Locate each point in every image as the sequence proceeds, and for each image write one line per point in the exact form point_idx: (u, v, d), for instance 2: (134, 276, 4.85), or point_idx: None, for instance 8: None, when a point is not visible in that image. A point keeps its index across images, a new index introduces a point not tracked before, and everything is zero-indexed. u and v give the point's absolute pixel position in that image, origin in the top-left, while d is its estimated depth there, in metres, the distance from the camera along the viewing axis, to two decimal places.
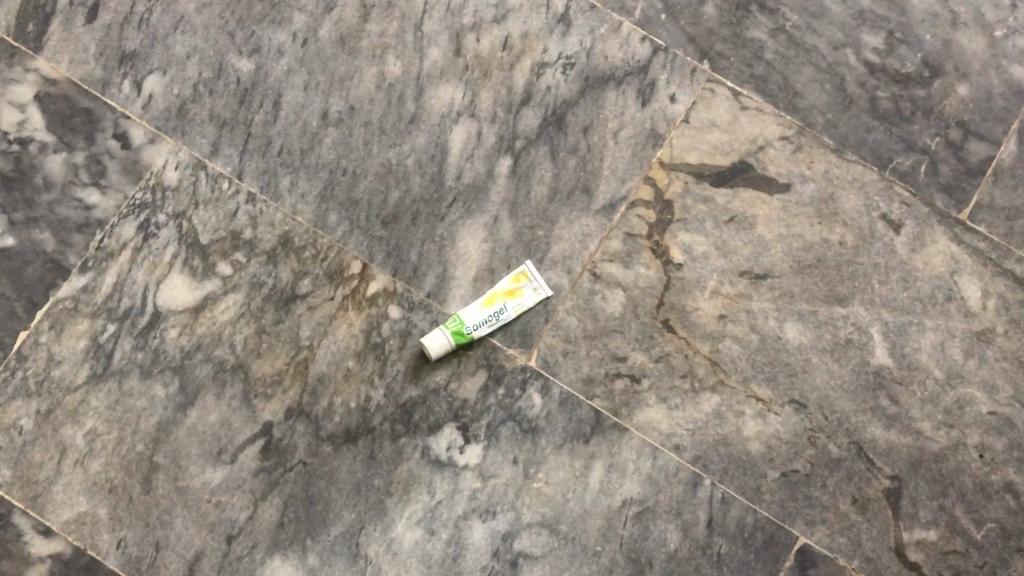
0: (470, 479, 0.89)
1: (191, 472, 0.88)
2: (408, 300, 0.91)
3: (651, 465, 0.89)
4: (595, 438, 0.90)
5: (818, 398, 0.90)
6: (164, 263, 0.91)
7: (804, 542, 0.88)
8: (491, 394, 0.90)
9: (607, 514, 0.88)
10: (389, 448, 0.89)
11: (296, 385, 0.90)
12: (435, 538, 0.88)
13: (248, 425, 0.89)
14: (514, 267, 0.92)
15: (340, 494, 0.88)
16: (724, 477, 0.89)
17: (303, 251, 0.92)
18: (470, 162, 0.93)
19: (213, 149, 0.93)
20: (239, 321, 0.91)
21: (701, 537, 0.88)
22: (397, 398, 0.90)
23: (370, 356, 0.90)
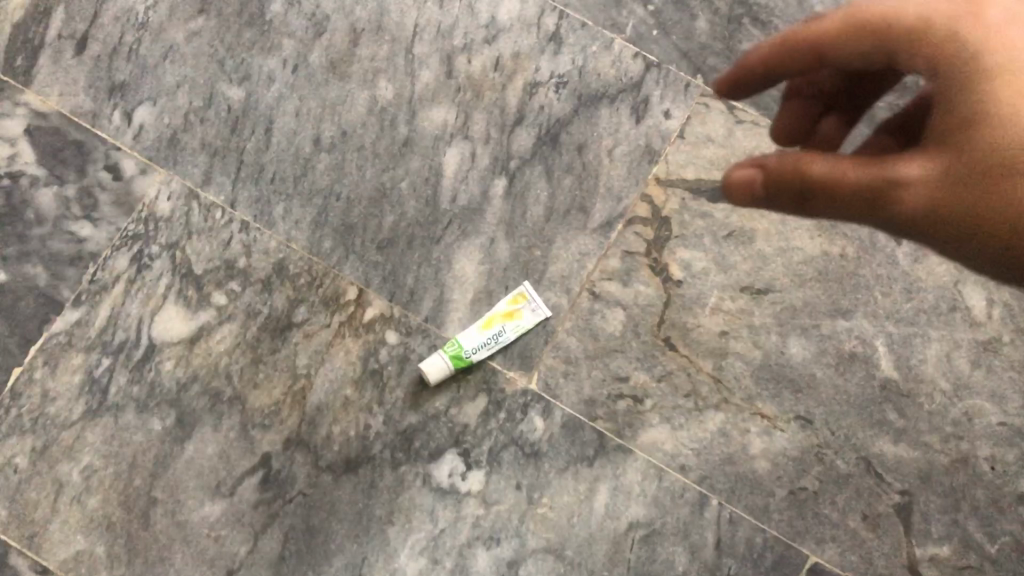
0: (473, 505, 0.87)
1: (189, 506, 0.87)
2: (405, 325, 0.90)
3: (657, 487, 0.88)
4: (599, 460, 0.88)
5: (824, 413, 0.88)
6: (158, 295, 0.90)
7: (815, 561, 0.86)
8: (492, 419, 0.89)
9: (613, 538, 0.87)
10: (390, 476, 0.88)
11: (294, 414, 0.89)
12: (439, 567, 0.86)
13: (246, 457, 0.88)
14: (512, 289, 0.91)
15: (342, 525, 0.87)
16: (731, 496, 0.87)
17: (298, 278, 0.91)
18: (465, 183, 0.93)
19: (206, 179, 0.93)
20: (234, 352, 0.89)
21: (709, 559, 0.86)
22: (397, 425, 0.89)
23: (368, 383, 0.89)
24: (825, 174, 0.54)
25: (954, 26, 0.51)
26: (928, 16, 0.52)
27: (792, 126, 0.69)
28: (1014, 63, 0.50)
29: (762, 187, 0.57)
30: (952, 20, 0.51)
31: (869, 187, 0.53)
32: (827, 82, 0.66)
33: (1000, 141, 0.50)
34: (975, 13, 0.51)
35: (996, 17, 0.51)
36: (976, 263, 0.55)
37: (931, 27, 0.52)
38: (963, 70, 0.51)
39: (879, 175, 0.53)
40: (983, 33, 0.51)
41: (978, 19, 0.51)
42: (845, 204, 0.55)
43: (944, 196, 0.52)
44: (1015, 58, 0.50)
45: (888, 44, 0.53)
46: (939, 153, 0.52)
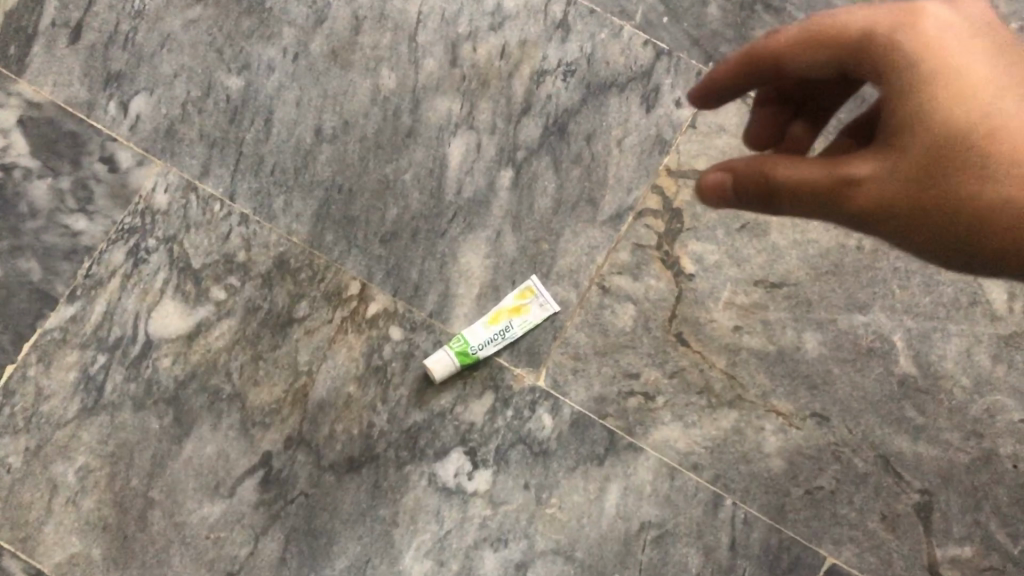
0: (480, 506, 0.85)
1: (187, 507, 0.84)
2: (409, 320, 0.88)
3: (669, 486, 0.85)
4: (610, 459, 0.86)
5: (841, 410, 0.86)
6: (155, 290, 0.88)
7: (833, 562, 0.84)
8: (499, 417, 0.86)
9: (625, 539, 0.84)
10: (394, 476, 0.85)
11: (295, 412, 0.86)
12: (445, 569, 0.84)
13: (246, 456, 0.85)
14: (520, 283, 0.88)
15: (345, 526, 0.84)
16: (746, 496, 0.85)
17: (299, 273, 0.88)
18: (470, 175, 0.90)
19: (204, 170, 0.90)
20: (234, 348, 0.87)
21: (724, 560, 0.84)
22: (401, 423, 0.86)
23: (371, 381, 0.87)
24: (790, 178, 0.56)
25: (893, 38, 0.54)
26: (872, 29, 0.55)
27: (763, 132, 0.70)
28: (946, 67, 0.54)
29: (733, 191, 0.59)
30: (891, 31, 0.54)
31: (825, 190, 0.56)
32: (790, 90, 0.68)
33: (936, 140, 0.54)
34: (911, 24, 0.54)
35: (929, 28, 0.55)
36: (923, 249, 0.59)
37: (873, 39, 0.55)
38: (901, 78, 0.54)
39: (833, 175, 0.56)
40: (918, 42, 0.54)
41: (914, 30, 0.54)
42: (808, 205, 0.57)
43: (888, 192, 0.55)
44: (945, 64, 0.54)
45: (842, 54, 0.56)
46: (883, 154, 0.56)
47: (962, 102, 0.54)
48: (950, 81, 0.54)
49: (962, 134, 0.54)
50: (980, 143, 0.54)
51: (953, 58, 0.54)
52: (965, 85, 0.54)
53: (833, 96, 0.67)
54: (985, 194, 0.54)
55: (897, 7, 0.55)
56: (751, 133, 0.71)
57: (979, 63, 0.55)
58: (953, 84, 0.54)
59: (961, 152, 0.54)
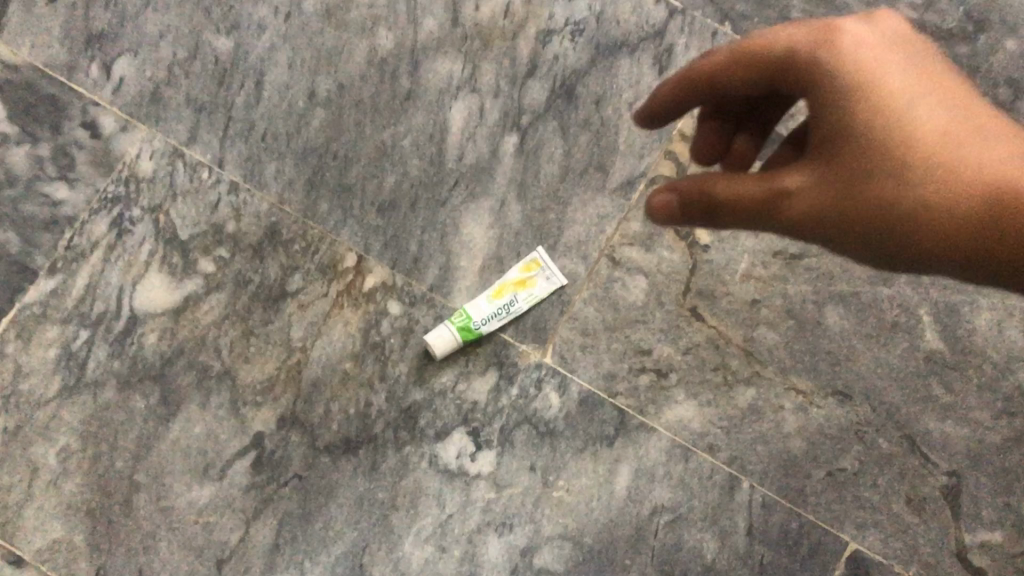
0: (483, 489, 0.80)
1: (175, 491, 0.80)
2: (409, 294, 0.83)
3: (683, 468, 0.81)
4: (620, 439, 0.81)
5: (864, 387, 0.81)
6: (140, 263, 0.83)
7: (855, 548, 0.80)
8: (504, 395, 0.82)
9: (636, 524, 0.80)
10: (393, 457, 0.81)
11: (289, 391, 0.82)
12: (447, 555, 0.80)
13: (237, 437, 0.81)
14: (525, 255, 0.83)
15: (341, 511, 0.80)
16: (764, 478, 0.81)
17: (292, 244, 0.84)
18: (472, 140, 0.85)
19: (191, 136, 0.85)
20: (223, 323, 0.82)
21: (741, 546, 0.80)
22: (401, 402, 0.82)
23: (369, 358, 0.82)
24: (727, 194, 0.56)
25: (815, 55, 0.53)
26: (793, 47, 0.53)
27: (711, 148, 0.67)
28: (869, 79, 0.53)
29: (678, 211, 0.58)
30: (812, 49, 0.53)
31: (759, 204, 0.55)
32: (732, 104, 0.64)
33: (863, 151, 0.53)
34: (832, 39, 0.53)
35: (850, 42, 0.53)
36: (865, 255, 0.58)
37: (796, 57, 0.53)
38: (827, 93, 0.53)
39: (766, 189, 0.55)
40: (840, 57, 0.53)
41: (834, 47, 0.53)
42: (749, 218, 0.56)
43: (823, 204, 0.54)
44: (868, 75, 0.53)
45: (768, 72, 0.55)
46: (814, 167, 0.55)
47: (888, 112, 0.53)
48: (874, 93, 0.53)
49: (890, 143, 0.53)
50: (907, 150, 0.53)
51: (875, 68, 0.53)
52: (887, 95, 0.53)
53: (776, 105, 0.64)
54: (914, 199, 0.53)
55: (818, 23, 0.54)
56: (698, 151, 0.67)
57: (899, 71, 0.54)
58: (877, 94, 0.53)
59: (889, 160, 0.53)
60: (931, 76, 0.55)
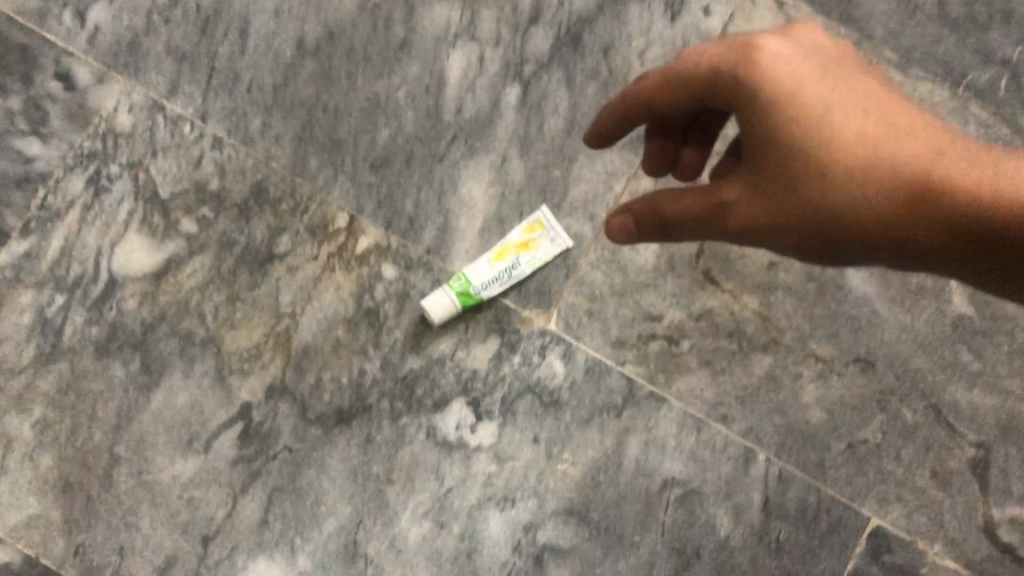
0: (484, 462, 0.76)
1: (158, 464, 0.75)
2: (404, 257, 0.78)
3: (695, 440, 0.76)
4: (629, 410, 0.77)
5: (887, 355, 0.77)
6: (119, 223, 0.78)
7: (877, 524, 0.75)
8: (506, 363, 0.77)
9: (645, 498, 0.76)
10: (388, 429, 0.76)
11: (277, 358, 0.77)
12: (446, 532, 0.75)
13: (223, 407, 0.76)
14: (528, 215, 0.78)
15: (334, 485, 0.76)
16: (781, 451, 0.76)
17: (280, 204, 0.79)
18: (471, 92, 0.80)
19: (172, 88, 0.80)
20: (208, 288, 0.78)
21: (756, 522, 0.75)
22: (396, 370, 0.77)
23: (363, 324, 0.77)
24: (677, 212, 0.55)
25: (739, 70, 0.52)
26: (716, 65, 0.53)
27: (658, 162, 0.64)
28: (795, 90, 0.52)
29: (636, 232, 0.58)
30: (735, 65, 0.52)
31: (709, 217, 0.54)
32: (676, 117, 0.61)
33: (799, 160, 0.52)
34: (752, 53, 0.52)
35: (771, 53, 0.53)
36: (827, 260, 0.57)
37: (720, 75, 0.53)
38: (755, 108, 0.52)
39: (710, 202, 0.54)
40: (765, 69, 0.52)
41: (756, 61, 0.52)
42: (703, 231, 0.56)
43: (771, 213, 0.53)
44: (792, 85, 0.52)
45: (699, 92, 0.54)
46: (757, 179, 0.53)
47: (818, 119, 0.52)
48: (800, 103, 0.52)
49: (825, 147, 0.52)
50: (837, 155, 0.52)
51: (800, 77, 0.52)
52: (810, 105, 0.52)
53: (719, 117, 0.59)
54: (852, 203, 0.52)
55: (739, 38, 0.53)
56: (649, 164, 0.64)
57: (823, 79, 0.53)
58: (805, 103, 0.52)
59: (826, 165, 0.52)
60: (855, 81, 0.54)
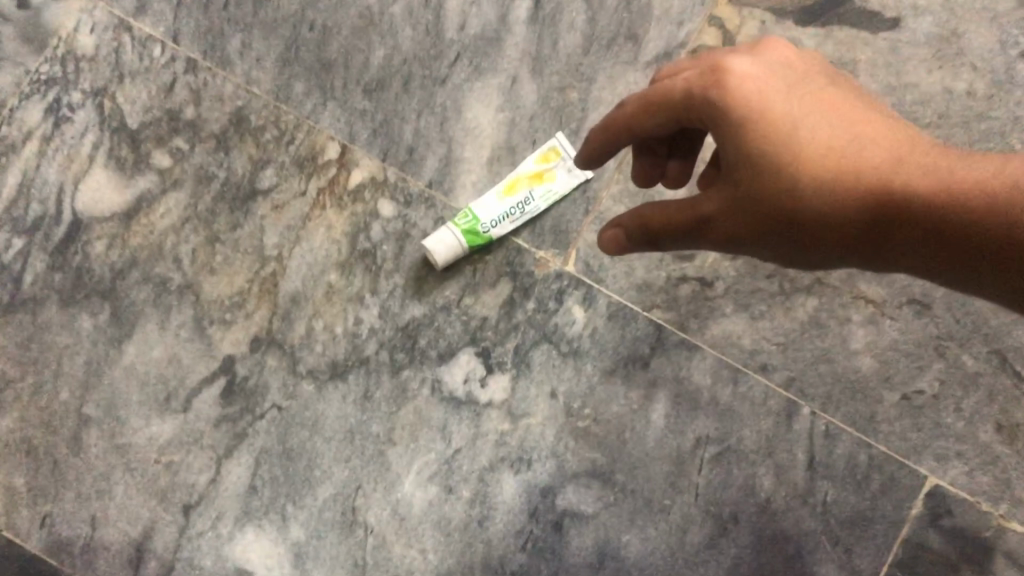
0: (495, 420, 0.68)
1: (132, 426, 0.67)
2: (403, 192, 0.70)
3: (732, 393, 0.68)
4: (657, 360, 0.69)
5: (945, 295, 0.68)
6: (82, 157, 0.70)
7: (934, 483, 0.67)
8: (519, 310, 0.69)
9: (676, 458, 0.68)
10: (388, 383, 0.68)
11: (263, 306, 0.69)
12: (454, 497, 0.67)
13: (203, 361, 0.68)
14: (540, 144, 0.70)
15: (328, 447, 0.68)
16: (827, 404, 0.68)
17: (263, 134, 0.70)
18: (476, 6, 0.71)
19: (139, 6, 0.71)
20: (184, 229, 0.69)
21: (800, 483, 0.68)
22: (397, 319, 0.69)
23: (358, 267, 0.69)
24: (662, 224, 0.51)
25: (710, 91, 0.47)
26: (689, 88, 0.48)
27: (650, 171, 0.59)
28: (772, 108, 0.47)
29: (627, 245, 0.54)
30: (704, 87, 0.48)
31: (693, 228, 0.50)
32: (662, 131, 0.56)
33: (781, 179, 0.47)
34: (723, 75, 0.48)
35: (744, 71, 0.48)
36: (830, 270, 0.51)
37: (692, 97, 0.48)
38: (729, 129, 0.47)
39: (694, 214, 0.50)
40: (737, 88, 0.47)
41: (727, 80, 0.47)
42: (691, 241, 0.51)
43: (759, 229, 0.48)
44: (769, 105, 0.47)
45: (677, 116, 0.49)
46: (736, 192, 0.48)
47: (799, 136, 0.47)
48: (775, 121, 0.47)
49: (810, 166, 0.46)
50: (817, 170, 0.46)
51: (777, 95, 0.48)
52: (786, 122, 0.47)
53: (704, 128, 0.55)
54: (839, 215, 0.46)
55: (710, 60, 0.49)
56: (640, 179, 0.59)
57: (802, 96, 0.48)
58: (784, 121, 0.47)
59: (812, 181, 0.46)
60: (843, 96, 0.49)
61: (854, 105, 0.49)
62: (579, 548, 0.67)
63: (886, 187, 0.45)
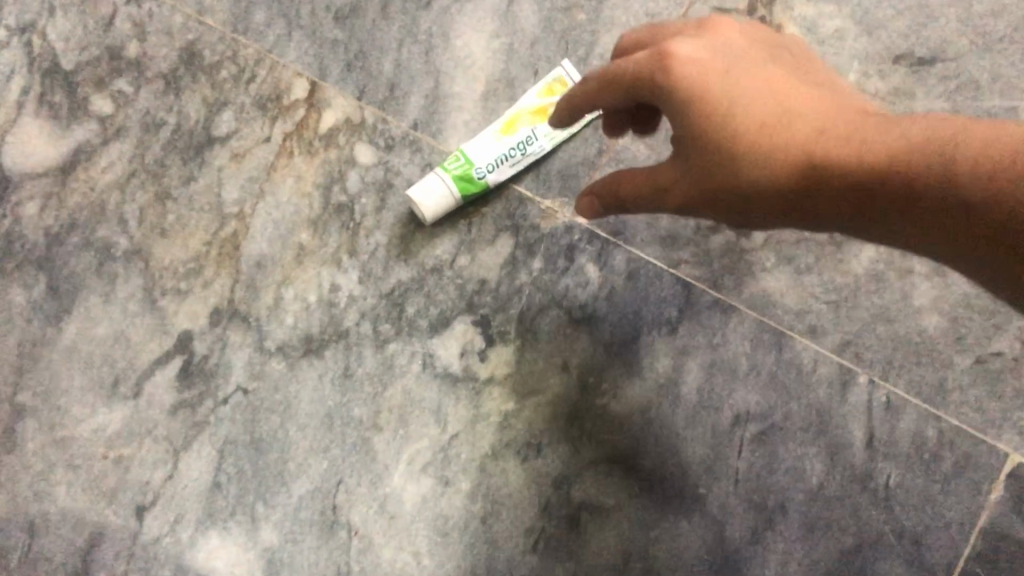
0: (498, 399, 0.58)
1: (73, 416, 0.58)
2: (383, 135, 0.60)
3: (775, 361, 0.58)
4: (686, 324, 0.59)
5: None
6: (9, 104, 0.60)
7: (1017, 462, 0.57)
8: (523, 270, 0.59)
9: (712, 438, 0.58)
10: (372, 360, 0.58)
11: (224, 273, 0.59)
12: (452, 491, 0.58)
13: (155, 339, 0.58)
14: (545, 75, 0.59)
15: (304, 435, 0.58)
16: (888, 371, 0.58)
17: (219, 72, 0.60)
18: None
19: None
20: (129, 185, 0.59)
21: (859, 464, 0.57)
22: (380, 284, 0.59)
23: (333, 225, 0.59)
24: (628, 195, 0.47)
25: (656, 77, 0.42)
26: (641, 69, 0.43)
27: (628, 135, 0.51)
28: (724, 89, 0.42)
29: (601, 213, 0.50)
30: (650, 71, 0.43)
31: (655, 200, 0.46)
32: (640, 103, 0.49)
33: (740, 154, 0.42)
34: (670, 56, 0.42)
35: (691, 52, 0.43)
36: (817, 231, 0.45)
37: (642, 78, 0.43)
38: (682, 113, 0.43)
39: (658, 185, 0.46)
40: (686, 72, 0.42)
41: (674, 62, 0.42)
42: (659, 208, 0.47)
43: (718, 202, 0.44)
44: (719, 86, 0.42)
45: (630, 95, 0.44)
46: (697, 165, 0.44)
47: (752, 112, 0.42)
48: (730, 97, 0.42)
49: (765, 145, 0.42)
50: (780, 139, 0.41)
51: (726, 75, 0.43)
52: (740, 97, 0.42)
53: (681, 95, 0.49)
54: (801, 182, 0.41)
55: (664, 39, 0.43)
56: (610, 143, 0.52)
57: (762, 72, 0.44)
58: (735, 102, 0.42)
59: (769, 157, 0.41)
60: (796, 70, 0.45)
61: (807, 82, 0.45)
62: (599, 547, 0.57)
63: (843, 159, 0.40)
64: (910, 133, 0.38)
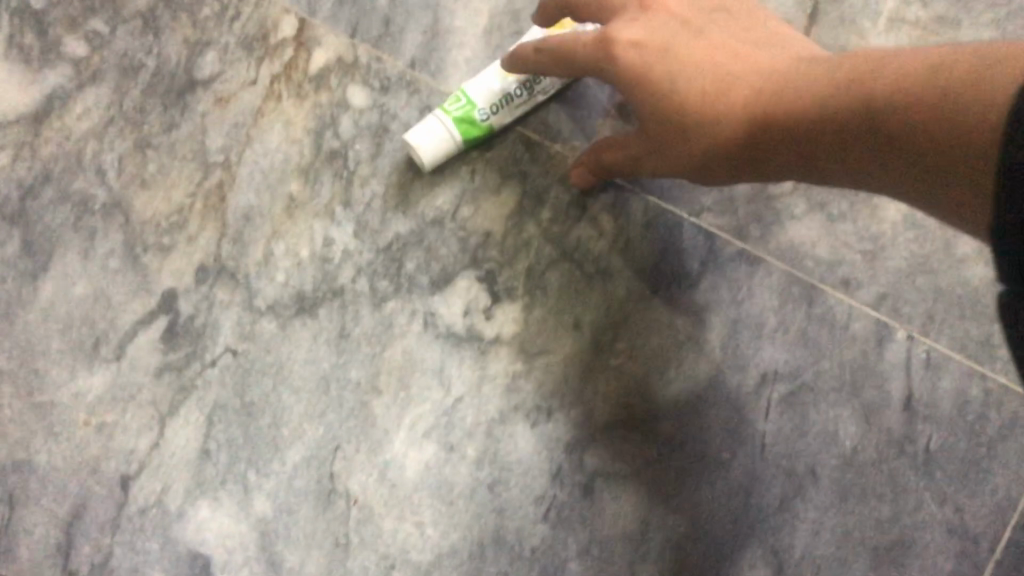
0: (505, 359, 0.54)
1: (52, 380, 0.54)
2: (378, 76, 0.55)
3: (805, 316, 0.54)
4: (709, 277, 0.54)
5: None
6: None
7: None
8: (530, 220, 0.55)
9: (736, 400, 0.54)
10: (369, 319, 0.54)
11: (209, 226, 0.55)
12: (456, 458, 0.54)
13: (137, 298, 0.54)
14: None
15: (297, 399, 0.54)
16: (929, 326, 0.53)
17: (201, 9, 0.56)
18: None
19: None
20: (106, 133, 0.55)
21: (896, 427, 0.53)
22: (376, 237, 0.55)
23: (326, 173, 0.55)
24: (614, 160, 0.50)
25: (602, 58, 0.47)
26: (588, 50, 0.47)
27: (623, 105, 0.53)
28: (666, 61, 0.46)
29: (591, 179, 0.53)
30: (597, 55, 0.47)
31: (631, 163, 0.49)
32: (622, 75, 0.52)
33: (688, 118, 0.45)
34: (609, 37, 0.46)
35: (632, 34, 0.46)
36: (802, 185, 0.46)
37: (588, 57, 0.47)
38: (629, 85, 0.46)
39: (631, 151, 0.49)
40: (627, 52, 0.46)
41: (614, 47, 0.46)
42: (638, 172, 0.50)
43: (682, 163, 0.47)
44: (663, 60, 0.46)
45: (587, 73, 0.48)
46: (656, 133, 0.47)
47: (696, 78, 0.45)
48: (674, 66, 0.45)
49: (711, 106, 0.44)
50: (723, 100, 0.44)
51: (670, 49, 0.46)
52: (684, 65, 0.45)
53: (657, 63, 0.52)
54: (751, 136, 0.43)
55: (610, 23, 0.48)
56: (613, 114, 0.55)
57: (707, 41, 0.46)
58: (679, 71, 0.45)
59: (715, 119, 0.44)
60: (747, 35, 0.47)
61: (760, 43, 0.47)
62: (614, 517, 0.53)
63: (784, 111, 0.42)
64: (837, 77, 0.40)
